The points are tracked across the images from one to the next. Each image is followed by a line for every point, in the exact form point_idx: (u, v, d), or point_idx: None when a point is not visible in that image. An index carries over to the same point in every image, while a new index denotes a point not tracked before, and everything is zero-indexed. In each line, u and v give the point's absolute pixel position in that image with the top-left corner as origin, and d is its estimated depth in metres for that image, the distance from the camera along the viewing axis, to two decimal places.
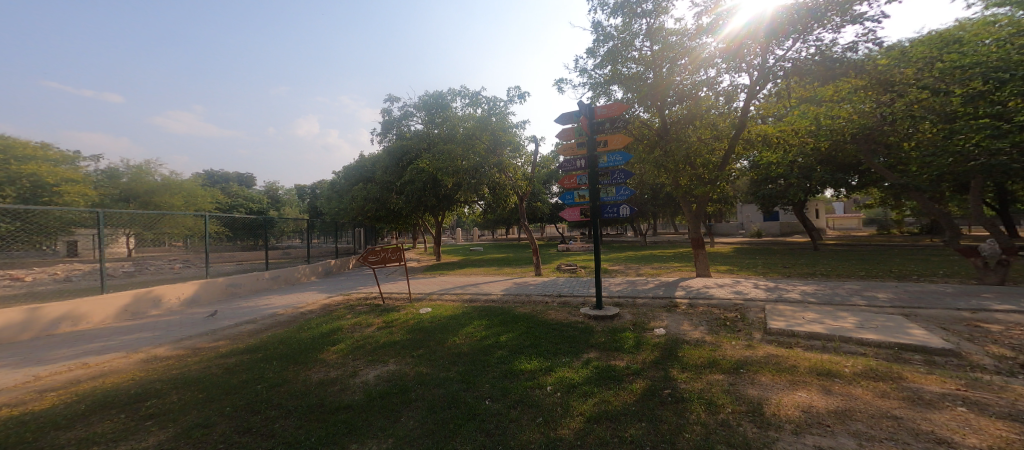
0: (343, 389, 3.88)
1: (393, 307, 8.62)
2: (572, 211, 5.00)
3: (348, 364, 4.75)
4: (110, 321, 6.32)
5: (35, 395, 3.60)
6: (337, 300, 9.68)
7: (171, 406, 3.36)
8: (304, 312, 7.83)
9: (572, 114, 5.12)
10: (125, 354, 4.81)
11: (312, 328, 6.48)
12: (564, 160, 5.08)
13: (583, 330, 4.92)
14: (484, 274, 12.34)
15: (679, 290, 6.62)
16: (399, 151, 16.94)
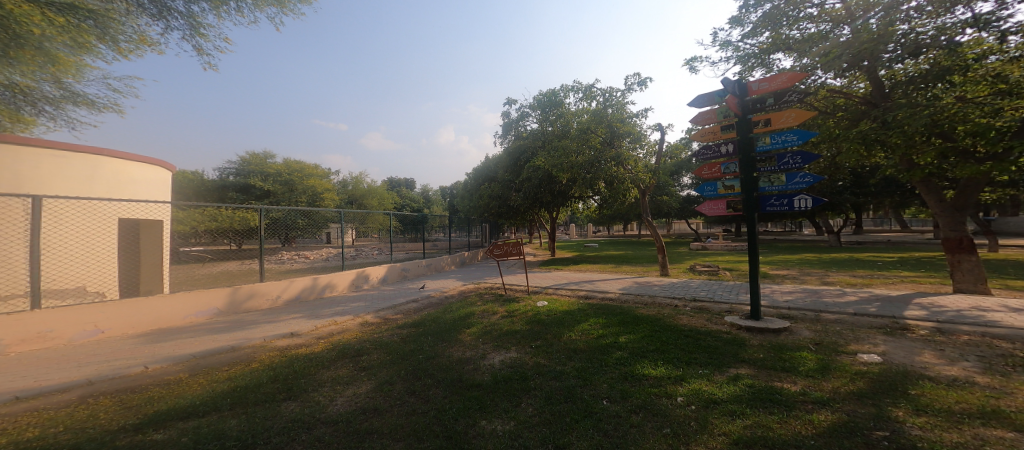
0: (472, 372, 4.26)
1: (514, 298, 8.95)
2: (713, 204, 4.40)
3: (474, 347, 5.24)
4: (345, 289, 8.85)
5: (313, 341, 5.35)
6: (464, 287, 10.58)
7: (349, 373, 4.29)
8: (442, 300, 8.70)
9: (712, 94, 4.57)
10: (351, 318, 6.62)
11: (441, 314, 7.22)
12: (701, 147, 4.57)
13: (728, 342, 4.34)
14: (601, 270, 12.03)
15: (879, 308, 5.29)
16: (515, 151, 17.61)
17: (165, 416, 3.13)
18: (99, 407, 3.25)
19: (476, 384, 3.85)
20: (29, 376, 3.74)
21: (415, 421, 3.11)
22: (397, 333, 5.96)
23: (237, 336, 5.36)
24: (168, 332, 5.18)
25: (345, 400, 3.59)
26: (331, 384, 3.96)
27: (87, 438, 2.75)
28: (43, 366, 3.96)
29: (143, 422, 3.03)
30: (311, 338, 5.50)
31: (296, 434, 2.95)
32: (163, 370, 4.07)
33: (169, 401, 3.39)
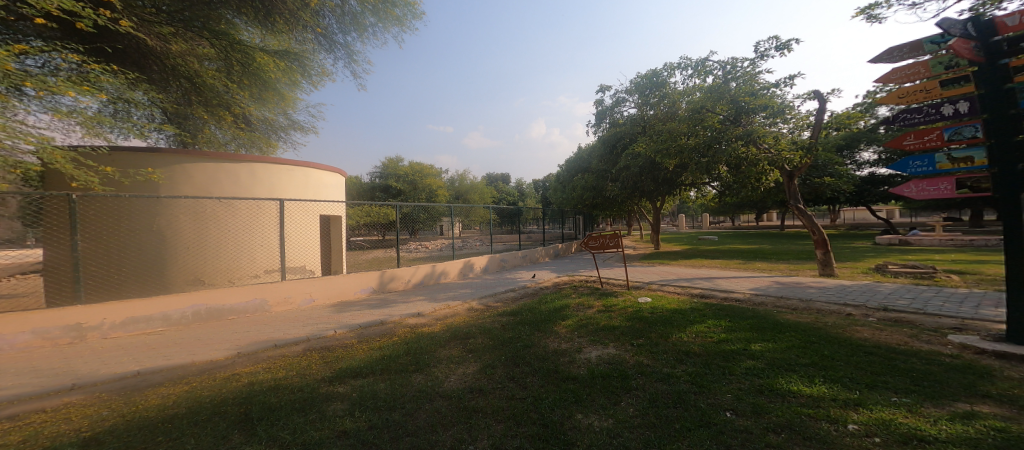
0: (571, 367, 4.19)
1: (612, 291, 8.40)
2: (936, 183, 3.44)
3: (571, 338, 5.18)
4: (456, 276, 10.14)
5: (433, 321, 6.23)
6: (562, 279, 10.49)
7: (459, 354, 4.79)
8: (537, 292, 8.71)
9: (927, 40, 3.47)
10: (461, 303, 7.52)
11: (539, 304, 7.31)
12: (902, 113, 3.61)
13: (958, 369, 3.27)
14: (715, 266, 10.82)
15: None
16: (610, 140, 16.41)
17: (345, 372, 4.21)
18: (316, 357, 4.69)
19: (572, 376, 3.85)
20: (275, 332, 5.49)
21: (513, 406, 3.32)
22: (501, 319, 6.40)
23: (384, 312, 6.73)
24: (345, 305, 6.86)
25: (455, 379, 4.05)
26: (446, 362, 4.51)
27: (306, 384, 3.93)
28: (272, 329, 5.62)
29: (338, 374, 4.16)
30: (431, 319, 6.46)
31: (418, 406, 3.43)
32: (346, 335, 5.51)
33: (349, 360, 4.60)
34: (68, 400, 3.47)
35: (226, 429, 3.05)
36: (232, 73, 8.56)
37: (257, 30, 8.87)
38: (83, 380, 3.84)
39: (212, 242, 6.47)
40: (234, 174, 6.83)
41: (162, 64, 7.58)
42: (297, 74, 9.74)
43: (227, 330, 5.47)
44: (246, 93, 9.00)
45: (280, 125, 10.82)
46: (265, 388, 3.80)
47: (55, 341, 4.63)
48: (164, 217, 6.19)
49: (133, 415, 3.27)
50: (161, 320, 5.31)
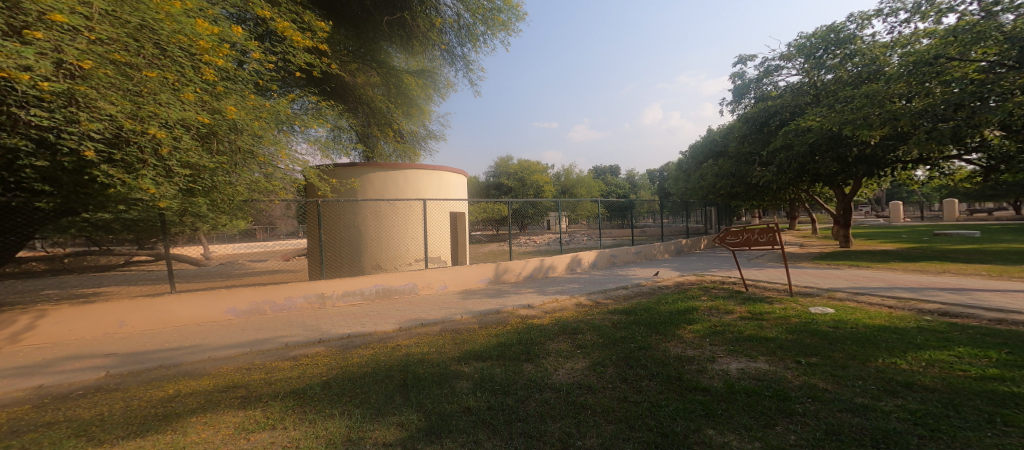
0: (701, 377, 3.46)
1: (759, 296, 6.85)
2: None
3: (700, 345, 4.35)
4: (564, 271, 10.26)
5: (542, 314, 6.31)
6: (688, 277, 9.30)
7: (567, 348, 4.54)
8: (657, 292, 7.77)
9: None
10: (569, 298, 7.38)
11: (657, 303, 6.55)
12: None
13: None
14: (903, 274, 8.33)
15: None
16: (758, 116, 12.61)
17: (477, 355, 4.43)
18: (447, 338, 5.18)
19: (700, 388, 3.20)
20: (418, 312, 6.38)
21: (625, 409, 2.92)
22: (612, 317, 5.94)
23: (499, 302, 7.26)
24: (470, 293, 7.73)
25: (563, 372, 3.81)
26: (555, 355, 4.30)
27: (441, 360, 4.27)
28: (411, 314, 6.30)
29: (464, 355, 4.42)
30: (541, 311, 6.55)
31: (528, 395, 3.32)
32: (469, 320, 6.02)
33: (471, 343, 4.87)
34: (315, 351, 4.62)
35: (392, 390, 3.48)
36: (389, 94, 12.49)
37: (401, 56, 12.50)
38: (319, 338, 5.09)
39: (384, 235, 8.84)
40: (396, 181, 9.27)
41: (354, 96, 12.17)
42: (431, 88, 13.17)
43: (389, 308, 6.61)
44: (400, 111, 12.72)
45: (421, 136, 14.45)
46: (417, 360, 4.31)
47: (312, 305, 6.47)
48: (357, 215, 8.75)
49: (346, 368, 4.14)
50: (358, 295, 6.95)
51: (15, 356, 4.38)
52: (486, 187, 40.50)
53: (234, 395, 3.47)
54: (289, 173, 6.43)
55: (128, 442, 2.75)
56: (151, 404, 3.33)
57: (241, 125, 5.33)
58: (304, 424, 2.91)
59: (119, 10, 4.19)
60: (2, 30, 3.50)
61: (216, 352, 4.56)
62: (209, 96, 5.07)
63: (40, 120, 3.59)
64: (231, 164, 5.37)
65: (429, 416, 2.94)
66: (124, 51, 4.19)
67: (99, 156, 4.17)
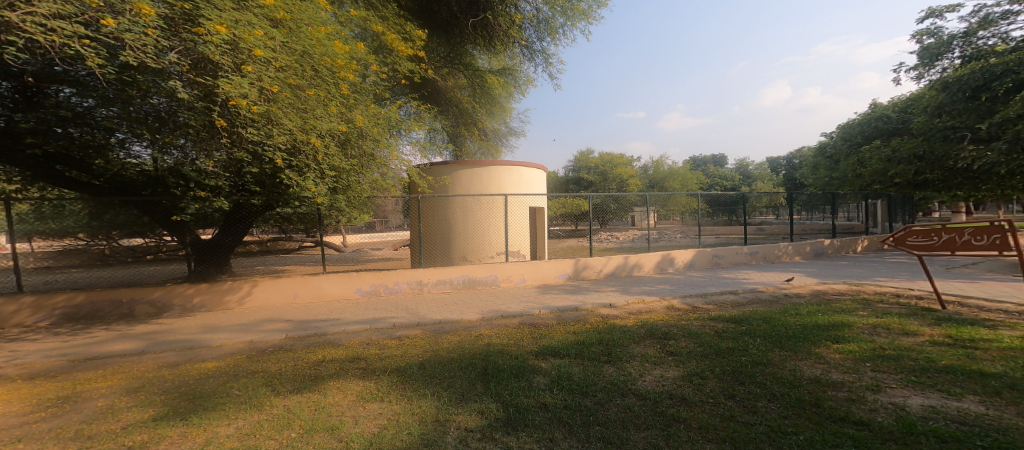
0: (857, 408, 2.77)
1: (946, 314, 5.35)
2: None
3: (854, 367, 3.52)
4: (652, 271, 9.91)
5: (625, 315, 6.24)
6: (836, 287, 7.72)
7: (654, 352, 4.29)
8: (777, 301, 6.75)
9: None
10: (659, 301, 7.11)
11: (782, 314, 5.60)
12: None
13: None
14: None
15: None
16: (970, 79, 7.91)
17: (554, 350, 4.53)
18: (526, 331, 5.55)
19: (859, 421, 2.57)
20: (499, 305, 7.08)
21: (730, 427, 2.58)
22: (725, 324, 5.24)
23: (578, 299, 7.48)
24: (547, 289, 8.20)
25: (650, 380, 3.54)
26: (640, 360, 4.06)
27: (519, 353, 4.51)
28: (491, 305, 7.04)
29: (541, 350, 4.56)
30: (624, 312, 6.50)
31: (609, 399, 3.21)
32: (546, 316, 6.36)
33: (548, 339, 5.07)
34: (414, 333, 5.63)
35: (473, 378, 3.81)
36: (475, 95, 14.27)
37: (485, 58, 13.72)
38: (418, 322, 6.17)
39: (471, 228, 10.04)
40: (477, 177, 10.51)
41: (444, 98, 14.25)
42: (510, 85, 14.53)
43: (473, 298, 7.55)
44: (482, 109, 14.61)
45: (502, 133, 16.61)
46: (496, 351, 4.69)
47: (414, 289, 7.82)
48: (447, 210, 10.07)
49: (438, 352, 4.85)
50: (446, 284, 8.01)
51: (242, 316, 6.39)
52: (566, 181, 39.59)
53: (357, 366, 4.36)
54: (397, 172, 7.12)
55: (292, 396, 3.60)
56: (307, 365, 4.46)
57: (367, 131, 6.21)
58: (404, 401, 3.40)
59: (291, 41, 5.10)
60: (228, 66, 4.46)
61: (349, 326, 5.92)
62: (345, 108, 5.96)
63: (253, 136, 4.77)
64: (362, 167, 6.32)
65: (506, 408, 3.10)
66: (295, 76, 5.17)
67: (280, 162, 5.30)
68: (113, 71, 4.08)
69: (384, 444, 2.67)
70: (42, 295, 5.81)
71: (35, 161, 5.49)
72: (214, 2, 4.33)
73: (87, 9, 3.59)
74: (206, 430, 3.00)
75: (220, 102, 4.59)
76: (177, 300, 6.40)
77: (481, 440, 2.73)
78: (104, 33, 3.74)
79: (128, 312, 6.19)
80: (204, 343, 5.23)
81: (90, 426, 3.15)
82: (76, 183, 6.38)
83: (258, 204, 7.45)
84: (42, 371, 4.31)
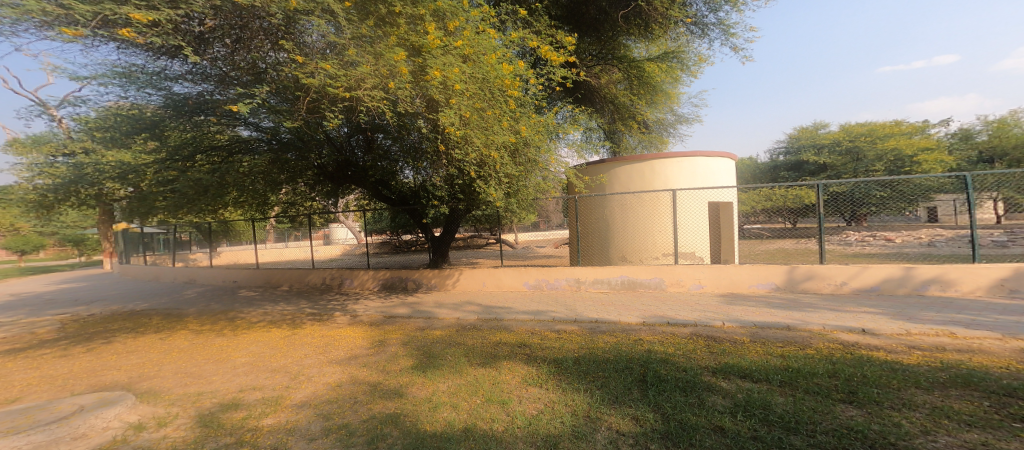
0: None
1: None
2: None
3: None
4: (981, 292, 6.80)
5: (900, 349, 4.98)
6: None
7: (969, 409, 3.32)
8: None
9: None
10: (996, 339, 5.06)
11: None
12: None
13: None
14: None
15: None
16: None
17: (731, 369, 4.56)
18: (695, 343, 5.86)
19: None
20: (667, 311, 7.61)
21: None
22: None
23: (792, 317, 6.67)
24: (740, 300, 7.76)
25: (943, 444, 2.76)
26: (928, 413, 3.27)
27: (691, 367, 4.72)
28: (653, 311, 7.75)
29: (721, 368, 4.62)
30: (888, 341, 5.35)
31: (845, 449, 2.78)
32: (735, 330, 6.23)
33: (731, 358, 5.10)
34: (572, 329, 7.09)
35: (630, 384, 4.33)
36: (631, 87, 14.70)
37: (642, 46, 14.76)
38: (576, 319, 7.69)
39: (632, 225, 10.24)
40: (637, 174, 10.64)
41: (601, 98, 15.03)
42: (676, 69, 14.22)
43: (635, 302, 8.45)
44: (642, 101, 14.81)
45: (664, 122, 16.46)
46: (659, 359, 5.18)
47: (570, 286, 9.82)
48: (605, 208, 10.63)
49: (596, 351, 5.84)
50: (605, 284, 9.53)
51: (455, 296, 10.44)
52: (775, 168, 31.16)
53: (523, 352, 5.97)
54: (555, 174, 8.69)
55: (483, 370, 5.26)
56: (494, 346, 6.45)
57: (529, 139, 7.57)
58: (560, 391, 4.30)
59: (479, 71, 6.35)
60: (443, 100, 6.02)
61: (520, 316, 8.14)
62: (513, 121, 7.29)
63: (458, 155, 6.58)
64: (525, 172, 7.87)
65: (668, 422, 3.34)
66: (480, 101, 6.45)
67: (474, 173, 7.29)
68: (397, 120, 6.37)
69: (541, 427, 3.41)
70: (376, 272, 11.90)
71: (372, 184, 10.78)
72: (434, 52, 5.83)
73: (381, 78, 5.59)
74: (435, 384, 4.78)
75: (442, 132, 6.50)
76: (431, 280, 11.26)
77: (635, 446, 3.07)
78: (389, 92, 5.76)
79: (410, 285, 11.46)
80: (435, 316, 8.77)
81: (388, 365, 5.71)
82: (385, 197, 11.75)
83: (461, 211, 11.61)
84: (374, 322, 8.53)
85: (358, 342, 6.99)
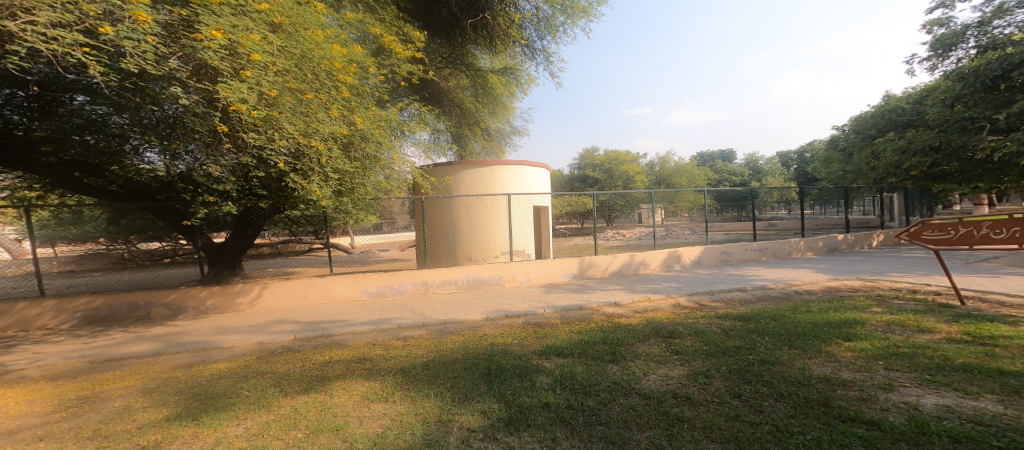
0: (867, 408, 2.83)
1: (930, 308, 5.48)
2: None
3: (864, 365, 3.60)
4: (659, 268, 10.02)
5: (631, 314, 6.35)
6: (848, 283, 7.71)
7: (657, 351, 4.38)
8: (792, 292, 7.31)
9: None
10: (666, 298, 7.18)
11: (791, 311, 5.70)
12: None
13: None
14: None
15: None
16: (988, 69, 8.52)
17: (555, 350, 4.56)
18: (530, 331, 5.58)
19: (868, 421, 2.63)
20: (504, 304, 7.05)
21: (735, 427, 2.65)
22: (733, 323, 5.34)
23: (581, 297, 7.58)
24: (554, 287, 8.20)
25: (654, 379, 3.58)
26: (645, 358, 4.14)
27: (523, 353, 4.50)
28: (496, 305, 6.97)
29: (545, 350, 4.60)
30: (630, 311, 6.61)
31: (614, 399, 3.22)
32: (550, 315, 6.39)
33: (552, 339, 5.11)
34: (420, 333, 5.45)
35: (478, 378, 3.73)
36: (477, 95, 13.65)
37: (486, 58, 13.31)
38: (423, 322, 6.03)
39: (475, 228, 10.14)
40: (480, 177, 10.58)
41: (449, 101, 13.65)
42: (513, 84, 13.84)
43: (478, 298, 7.46)
44: (487, 109, 14.05)
45: (504, 132, 15.97)
46: (499, 350, 4.68)
47: (420, 290, 7.63)
48: (450, 210, 10.23)
49: (443, 352, 4.71)
50: (453, 284, 7.91)
51: (254, 317, 6.22)
52: (571, 179, 39.00)
53: (363, 368, 4.15)
54: (401, 175, 6.98)
55: (300, 397, 3.40)
56: (314, 366, 4.25)
57: (370, 134, 5.93)
58: (409, 401, 3.28)
59: (290, 44, 4.89)
60: (228, 72, 4.34)
61: (357, 326, 5.75)
62: (347, 110, 5.74)
63: (256, 141, 4.65)
64: (363, 169, 6.03)
65: (509, 408, 3.07)
66: (295, 80, 4.96)
67: (284, 164, 5.19)
68: (117, 80, 3.97)
69: (387, 444, 2.58)
70: (64, 298, 5.77)
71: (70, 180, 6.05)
72: (212, 8, 4.18)
73: (77, 22, 3.43)
74: (217, 429, 2.83)
75: (225, 109, 4.52)
76: (191, 302, 6.27)
77: (485, 441, 2.69)
78: (102, 40, 3.61)
79: (144, 314, 6.11)
80: (218, 344, 5.02)
81: (107, 426, 2.95)
82: (93, 188, 6.35)
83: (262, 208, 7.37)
84: (66, 370, 4.19)
85: (12, 409, 3.27)
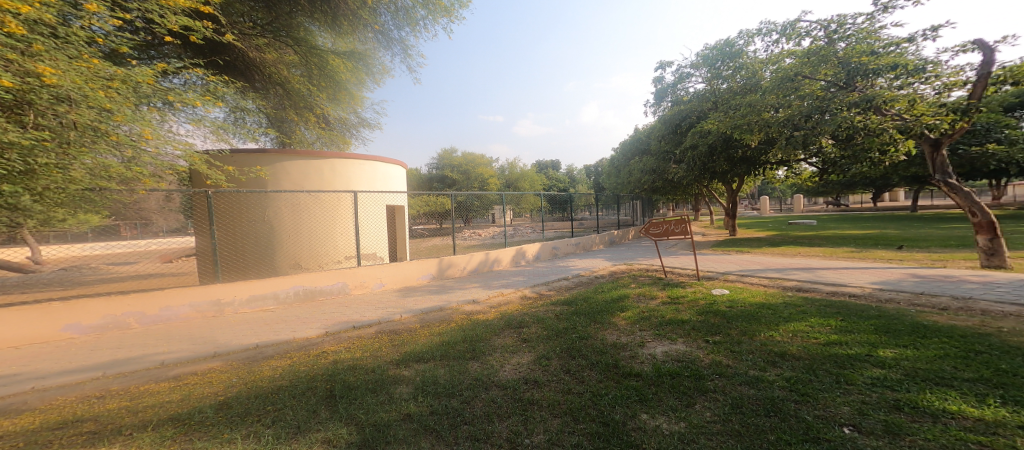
0: (628, 361, 3.02)
1: (680, 281, 6.23)
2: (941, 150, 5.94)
3: (630, 329, 3.80)
4: (508, 265, 8.78)
5: (488, 309, 5.18)
6: (618, 266, 8.44)
7: (506, 344, 3.65)
8: (597, 276, 7.55)
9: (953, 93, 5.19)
10: (513, 290, 6.25)
11: (593, 291, 5.75)
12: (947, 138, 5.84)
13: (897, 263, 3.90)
14: (771, 257, 8.10)
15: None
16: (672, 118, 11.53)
17: (413, 356, 3.38)
18: (384, 340, 3.96)
19: (632, 373, 2.78)
20: (350, 314, 4.92)
21: (573, 401, 2.45)
22: (555, 307, 4.98)
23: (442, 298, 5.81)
24: (410, 290, 6.18)
25: (509, 368, 3.06)
26: (501, 350, 3.44)
27: (379, 365, 3.19)
28: (339, 316, 4.83)
29: (407, 356, 3.36)
30: (487, 307, 5.39)
31: (475, 396, 2.62)
32: (408, 320, 4.75)
33: (412, 344, 3.73)
34: (207, 367, 3.37)
35: (315, 402, 2.55)
36: (310, 75, 8.76)
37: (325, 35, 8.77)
38: (215, 351, 3.73)
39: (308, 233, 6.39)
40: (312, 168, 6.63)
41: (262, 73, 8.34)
42: (362, 73, 9.63)
43: (313, 312, 5.02)
44: (324, 95, 9.02)
45: (353, 124, 10.32)
46: (346, 366, 3.15)
47: (202, 314, 4.75)
48: (265, 211, 6.13)
49: (255, 383, 2.96)
50: (272, 299, 5.21)
51: None
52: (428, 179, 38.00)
53: (79, 432, 2.33)
54: (168, 158, 4.58)
55: None
56: None
57: (76, 95, 3.58)
58: None
59: None
60: None
61: (62, 376, 3.19)
62: (12, 50, 3.32)
63: None
64: (61, 143, 3.65)
65: (363, 428, 2.23)
66: None
67: None
68: None
69: None
70: None
71: None
72: None
73: None
74: None
75: None
76: None
77: None
78: None
79: None
80: None
81: None
82: None
83: None
84: None
85: None
